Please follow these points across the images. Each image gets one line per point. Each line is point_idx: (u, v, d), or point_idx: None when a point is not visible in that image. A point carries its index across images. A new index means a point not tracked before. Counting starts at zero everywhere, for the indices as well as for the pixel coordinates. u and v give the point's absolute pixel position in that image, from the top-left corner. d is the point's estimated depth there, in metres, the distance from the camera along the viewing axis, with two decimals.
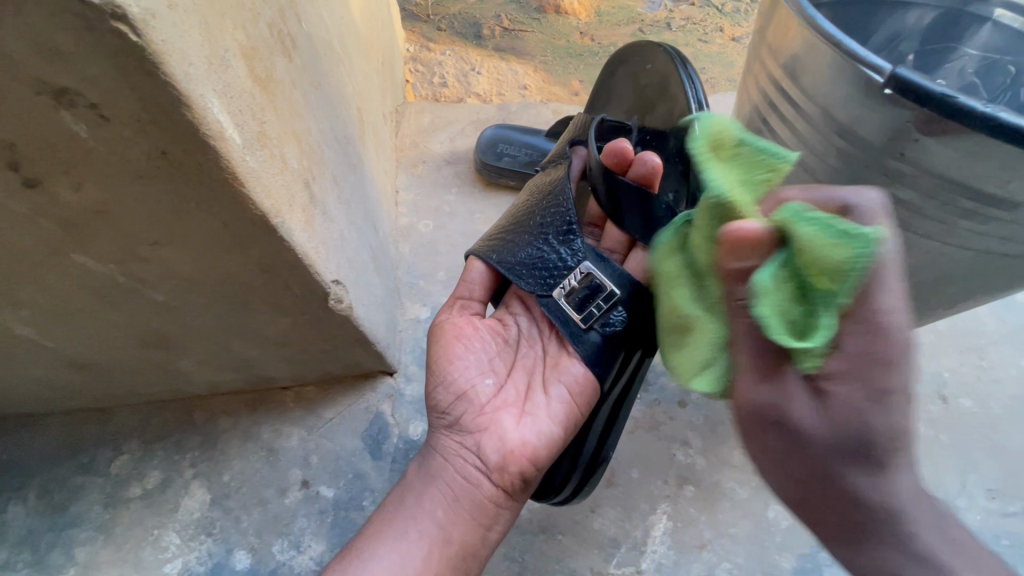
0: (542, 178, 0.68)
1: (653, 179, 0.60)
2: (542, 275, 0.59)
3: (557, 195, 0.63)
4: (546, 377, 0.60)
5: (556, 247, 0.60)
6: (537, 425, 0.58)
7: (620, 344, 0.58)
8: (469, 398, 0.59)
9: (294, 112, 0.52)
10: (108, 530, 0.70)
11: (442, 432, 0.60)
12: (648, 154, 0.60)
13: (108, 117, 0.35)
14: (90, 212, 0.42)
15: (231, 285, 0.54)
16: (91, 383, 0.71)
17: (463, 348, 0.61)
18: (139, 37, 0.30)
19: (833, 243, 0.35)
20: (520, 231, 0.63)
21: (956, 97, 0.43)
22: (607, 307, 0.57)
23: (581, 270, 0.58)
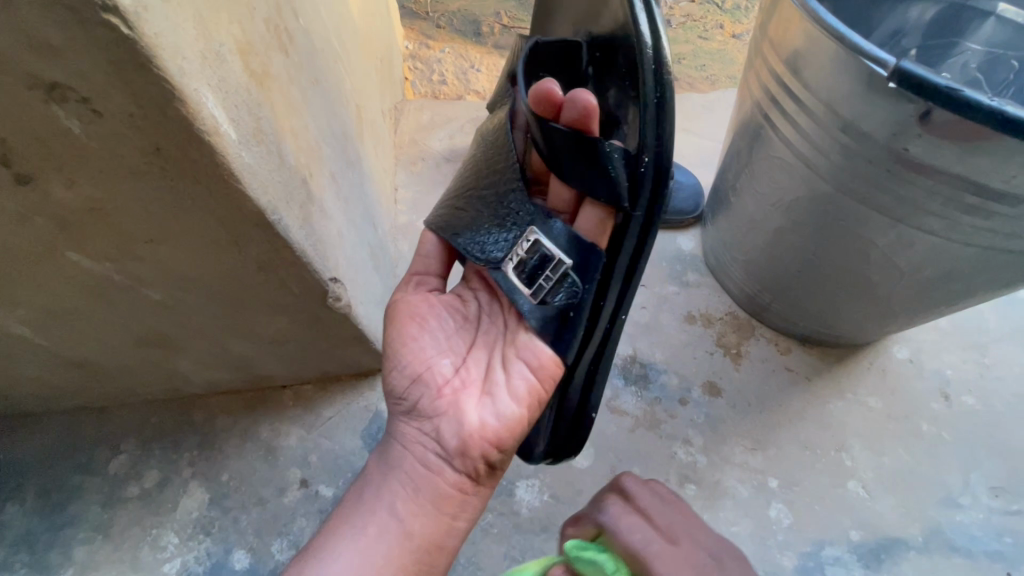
0: (492, 132, 0.57)
1: (589, 121, 0.43)
2: (487, 247, 0.48)
3: (500, 155, 0.52)
4: (502, 353, 0.52)
5: (500, 212, 0.49)
6: (497, 407, 0.51)
7: (574, 322, 0.45)
8: (425, 382, 0.53)
9: (291, 109, 0.52)
10: (106, 530, 0.70)
11: (400, 420, 0.54)
12: (580, 91, 0.44)
13: (100, 113, 0.34)
14: (85, 209, 0.42)
15: (228, 283, 0.53)
16: (87, 382, 0.70)
17: (419, 325, 0.55)
18: (131, 30, 0.30)
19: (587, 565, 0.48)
20: (468, 197, 0.53)
21: (961, 91, 0.42)
22: (557, 279, 0.45)
23: (528, 237, 0.46)
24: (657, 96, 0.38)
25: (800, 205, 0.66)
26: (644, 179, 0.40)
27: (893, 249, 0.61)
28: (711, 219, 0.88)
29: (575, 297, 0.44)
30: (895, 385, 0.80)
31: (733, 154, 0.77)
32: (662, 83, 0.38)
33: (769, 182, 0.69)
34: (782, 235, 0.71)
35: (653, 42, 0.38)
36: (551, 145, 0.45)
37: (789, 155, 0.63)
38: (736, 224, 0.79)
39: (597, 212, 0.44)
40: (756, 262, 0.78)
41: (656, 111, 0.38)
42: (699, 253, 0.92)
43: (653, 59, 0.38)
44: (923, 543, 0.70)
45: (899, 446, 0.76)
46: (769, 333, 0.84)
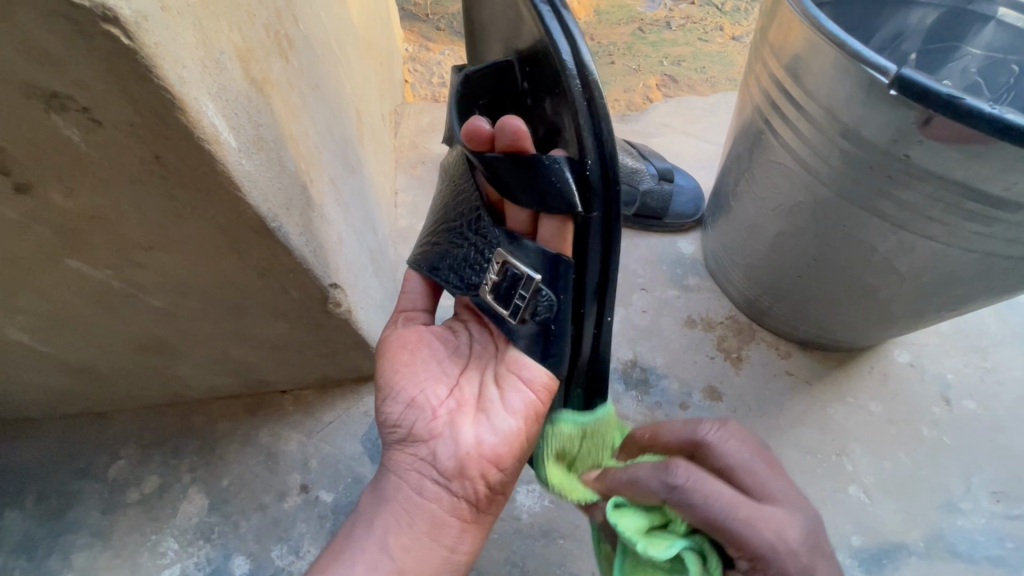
0: (450, 161, 0.57)
1: (523, 140, 0.42)
2: (463, 275, 0.49)
3: (460, 184, 0.52)
4: (493, 370, 0.53)
5: (470, 238, 0.49)
6: (493, 425, 0.51)
7: (557, 333, 0.46)
8: (420, 405, 0.53)
9: (291, 114, 0.52)
10: (106, 536, 0.70)
11: (394, 448, 0.53)
12: (509, 117, 0.43)
13: (99, 121, 0.34)
14: (84, 217, 0.41)
15: (227, 289, 0.53)
16: (87, 387, 0.70)
17: (412, 351, 0.55)
18: (131, 40, 0.30)
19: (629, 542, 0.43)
20: (437, 229, 0.53)
21: (963, 98, 0.42)
22: (530, 296, 0.45)
23: (496, 260, 0.46)
24: (586, 99, 0.39)
25: (800, 210, 0.65)
26: (591, 181, 0.41)
27: (893, 255, 0.61)
28: (712, 223, 0.88)
29: (553, 309, 0.45)
30: (896, 389, 0.80)
31: (734, 158, 0.77)
32: (590, 86, 0.39)
33: (768, 187, 0.69)
34: (782, 240, 0.71)
35: (568, 49, 0.39)
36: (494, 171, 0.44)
37: (789, 160, 0.63)
38: (735, 228, 0.79)
39: (553, 222, 0.44)
40: (757, 267, 0.78)
41: (590, 111, 0.40)
42: (700, 257, 0.92)
43: (573, 64, 0.39)
44: (925, 548, 0.70)
45: (900, 450, 0.76)
46: (769, 337, 0.84)
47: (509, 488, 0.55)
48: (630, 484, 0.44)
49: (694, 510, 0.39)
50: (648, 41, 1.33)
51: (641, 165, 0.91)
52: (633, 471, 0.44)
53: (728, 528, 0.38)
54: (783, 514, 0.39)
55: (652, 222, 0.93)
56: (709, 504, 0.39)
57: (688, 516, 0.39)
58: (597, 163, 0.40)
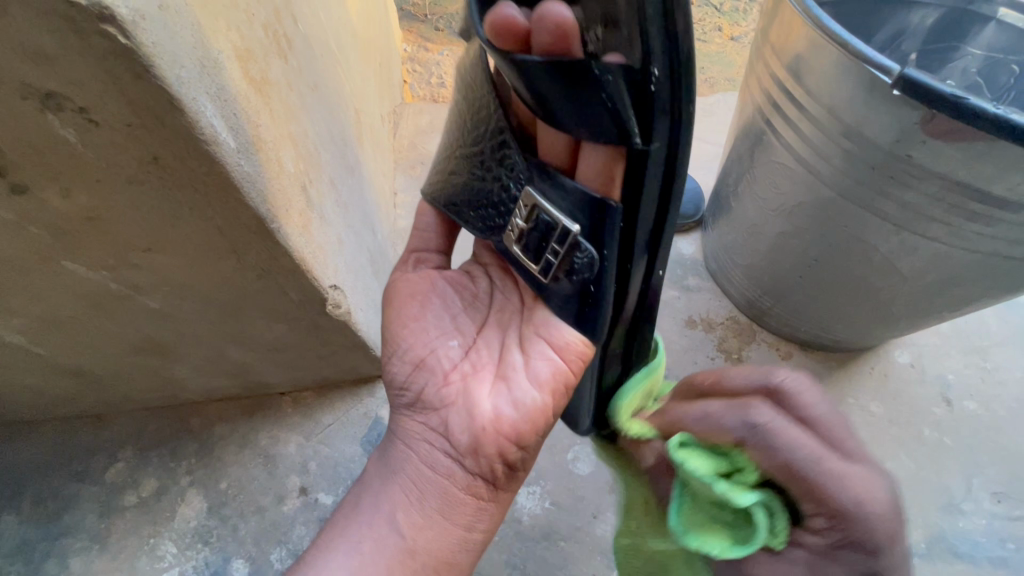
0: (473, 67, 0.50)
1: (568, 38, 0.35)
2: (490, 216, 0.48)
3: (484, 106, 0.48)
4: (518, 332, 0.50)
5: (495, 174, 0.47)
6: (511, 395, 0.49)
7: (596, 297, 0.42)
8: (430, 367, 0.52)
9: (290, 115, 0.51)
10: (103, 540, 0.69)
11: (404, 413, 0.53)
12: (551, 7, 0.35)
13: (96, 122, 0.34)
14: (81, 218, 0.41)
15: (226, 290, 0.53)
16: (83, 390, 0.69)
17: (426, 303, 0.54)
18: (129, 39, 0.29)
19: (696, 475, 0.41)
20: (460, 160, 0.52)
21: (966, 98, 0.42)
22: (565, 250, 0.42)
23: (525, 202, 0.43)
24: None
25: (801, 210, 0.65)
26: (655, 100, 0.34)
27: (895, 255, 0.60)
28: (712, 223, 0.88)
29: (592, 267, 0.40)
30: (896, 389, 0.80)
31: (734, 158, 0.76)
32: None
33: (769, 187, 0.68)
34: (784, 240, 0.70)
35: None
36: (530, 85, 0.38)
37: (790, 160, 0.63)
38: (737, 228, 0.79)
39: (599, 155, 0.38)
40: (758, 267, 0.77)
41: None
42: (700, 257, 0.92)
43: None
44: (925, 549, 0.70)
45: (901, 451, 0.75)
46: (770, 338, 0.84)
47: (529, 462, 0.53)
48: (700, 419, 0.42)
49: (773, 453, 0.38)
50: None
51: None
52: (704, 406, 0.43)
53: (810, 474, 0.37)
54: (865, 471, 0.38)
55: None
56: (791, 449, 0.37)
57: (764, 458, 0.38)
58: (665, 71, 0.34)
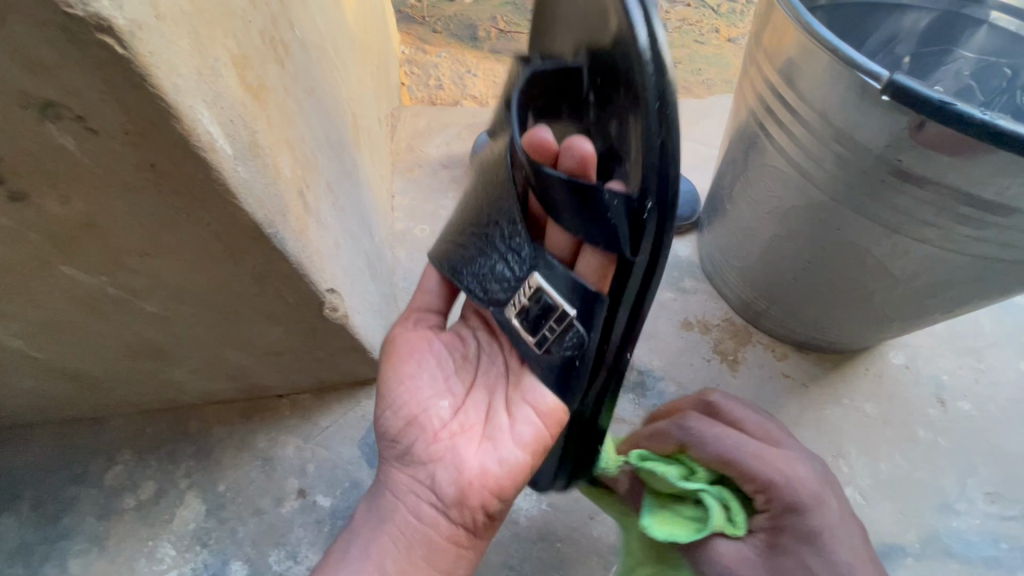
0: (495, 155, 0.54)
1: (588, 166, 0.42)
2: (490, 288, 0.49)
3: (498, 188, 0.50)
4: (507, 396, 0.52)
5: (499, 249, 0.48)
6: (498, 453, 0.51)
7: (580, 372, 0.45)
8: (421, 425, 0.53)
9: (287, 120, 0.52)
10: (102, 542, 0.70)
11: (393, 465, 0.54)
12: (578, 139, 0.42)
13: (94, 130, 0.34)
14: (79, 224, 0.41)
15: (223, 295, 0.53)
16: (82, 393, 0.70)
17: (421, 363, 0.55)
18: (126, 49, 0.30)
19: (658, 471, 0.51)
20: (464, 230, 0.53)
21: (954, 104, 0.43)
22: (561, 330, 0.44)
23: (530, 283, 0.46)
24: (660, 130, 0.34)
25: (795, 213, 0.66)
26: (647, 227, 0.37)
27: (888, 258, 0.61)
28: (708, 225, 0.88)
29: (580, 347, 0.44)
30: (891, 390, 0.81)
31: (729, 161, 0.77)
32: (664, 117, 0.34)
33: (764, 191, 0.69)
34: (778, 242, 0.71)
35: (651, 65, 0.33)
36: (545, 186, 0.42)
37: (784, 163, 0.64)
38: (732, 231, 0.79)
39: (597, 259, 0.43)
40: (753, 269, 0.78)
41: (660, 147, 0.34)
42: (696, 259, 0.92)
43: (653, 76, 0.33)
44: (920, 549, 0.70)
45: (895, 452, 0.76)
46: (765, 339, 0.84)
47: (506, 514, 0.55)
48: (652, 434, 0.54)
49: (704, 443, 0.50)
50: None
51: None
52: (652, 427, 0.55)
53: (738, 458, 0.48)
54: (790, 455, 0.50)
55: None
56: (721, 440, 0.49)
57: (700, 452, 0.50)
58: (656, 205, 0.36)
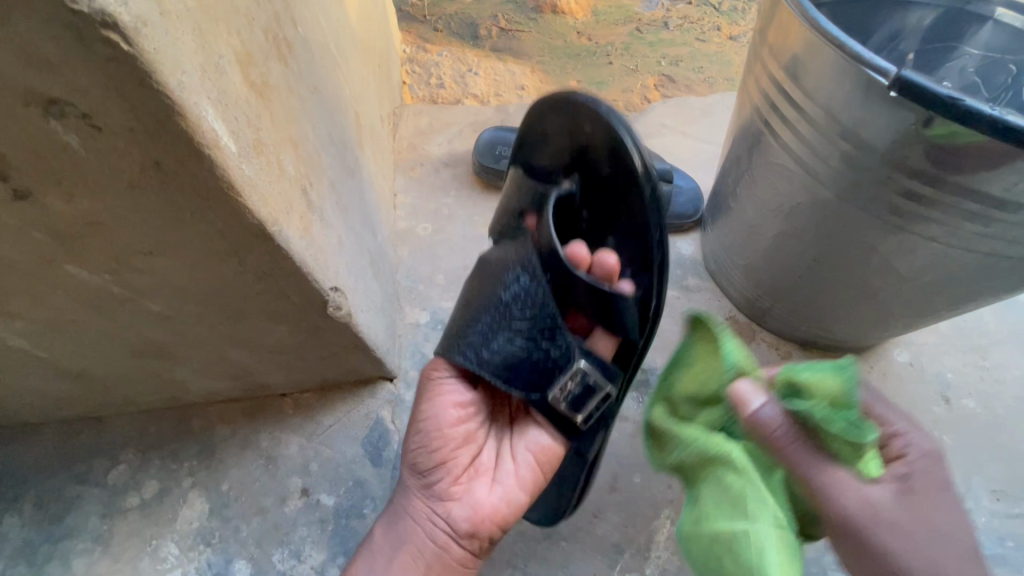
0: (496, 255, 0.60)
1: (611, 276, 0.58)
2: (532, 376, 0.56)
3: (528, 295, 0.56)
4: (512, 446, 0.62)
5: (541, 345, 0.55)
6: (507, 493, 0.61)
7: (604, 422, 0.60)
8: (446, 467, 0.60)
9: (290, 118, 0.51)
10: (106, 541, 0.70)
11: (414, 494, 0.60)
12: (605, 255, 0.58)
13: (99, 128, 0.34)
14: (84, 223, 0.41)
15: (227, 293, 0.53)
16: (85, 392, 0.70)
17: (451, 424, 0.59)
18: (130, 46, 0.30)
19: (831, 379, 0.47)
20: (489, 326, 0.56)
21: (962, 100, 0.42)
22: (602, 401, 0.58)
23: (573, 371, 0.56)
24: (657, 255, 0.58)
25: (799, 210, 0.66)
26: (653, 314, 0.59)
27: (893, 255, 0.61)
28: (711, 223, 0.88)
29: (610, 408, 0.59)
30: (896, 388, 0.80)
31: (733, 158, 0.76)
32: (661, 250, 0.58)
33: (768, 188, 0.69)
34: (782, 240, 0.71)
35: (650, 189, 0.56)
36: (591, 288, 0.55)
37: (789, 160, 0.63)
38: (735, 228, 0.79)
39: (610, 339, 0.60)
40: (757, 267, 0.78)
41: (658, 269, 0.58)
42: (699, 257, 0.92)
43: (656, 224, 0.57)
44: None
45: None
46: (769, 337, 0.84)
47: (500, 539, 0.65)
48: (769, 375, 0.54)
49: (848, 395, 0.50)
50: (646, 41, 1.34)
51: None
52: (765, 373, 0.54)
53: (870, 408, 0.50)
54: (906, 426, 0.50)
55: None
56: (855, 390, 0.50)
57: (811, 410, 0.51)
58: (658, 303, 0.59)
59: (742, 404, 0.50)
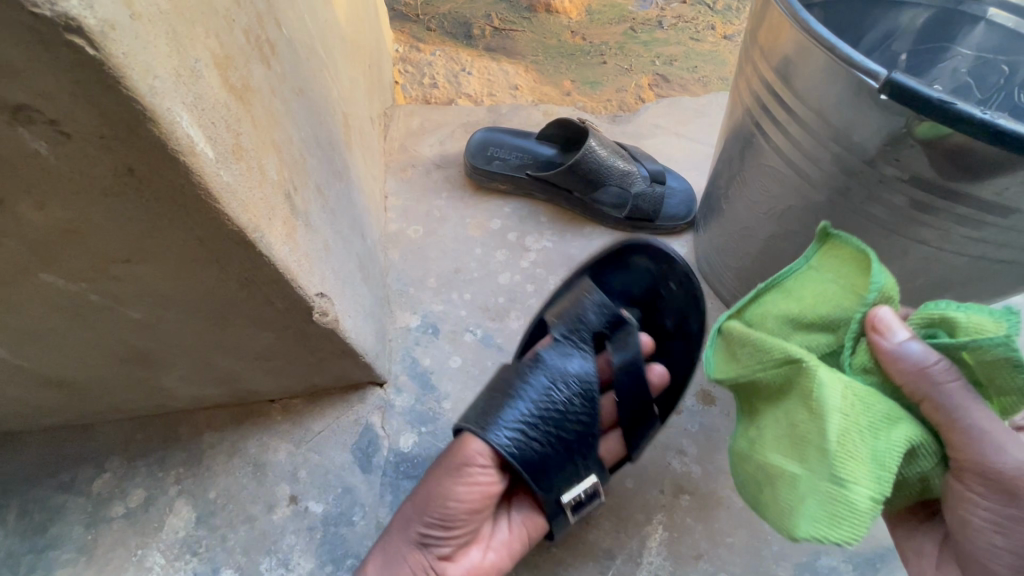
0: (559, 355, 0.61)
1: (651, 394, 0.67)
2: (551, 480, 0.58)
3: (580, 407, 0.59)
4: (508, 514, 0.64)
5: (574, 457, 0.59)
6: (499, 561, 0.62)
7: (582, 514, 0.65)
8: (455, 534, 0.60)
9: (273, 121, 0.50)
10: (90, 551, 0.68)
11: (415, 547, 0.60)
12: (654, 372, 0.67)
13: (68, 134, 0.33)
14: (58, 231, 0.40)
15: (211, 301, 0.52)
16: (69, 400, 0.69)
17: (468, 504, 0.58)
18: (97, 51, 0.29)
19: (993, 320, 0.41)
20: (539, 429, 0.57)
21: (954, 103, 0.42)
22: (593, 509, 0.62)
23: (589, 482, 0.59)
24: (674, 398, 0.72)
25: (792, 213, 0.65)
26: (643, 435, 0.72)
27: (886, 259, 0.60)
28: (703, 225, 0.88)
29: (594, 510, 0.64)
30: None
31: (725, 160, 0.76)
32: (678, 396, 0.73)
33: (760, 190, 0.68)
34: (774, 242, 0.70)
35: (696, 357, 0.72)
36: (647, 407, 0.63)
37: (781, 163, 0.63)
38: (727, 230, 0.78)
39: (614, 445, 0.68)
40: (749, 270, 0.77)
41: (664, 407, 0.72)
42: (691, 259, 0.92)
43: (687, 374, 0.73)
44: None
45: None
46: None
47: None
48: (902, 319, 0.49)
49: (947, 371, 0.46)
50: (640, 40, 1.33)
51: (633, 167, 0.91)
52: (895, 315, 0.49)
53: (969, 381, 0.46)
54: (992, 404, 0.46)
55: (642, 225, 0.92)
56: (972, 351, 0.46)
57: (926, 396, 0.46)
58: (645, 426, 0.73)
59: (883, 333, 0.43)
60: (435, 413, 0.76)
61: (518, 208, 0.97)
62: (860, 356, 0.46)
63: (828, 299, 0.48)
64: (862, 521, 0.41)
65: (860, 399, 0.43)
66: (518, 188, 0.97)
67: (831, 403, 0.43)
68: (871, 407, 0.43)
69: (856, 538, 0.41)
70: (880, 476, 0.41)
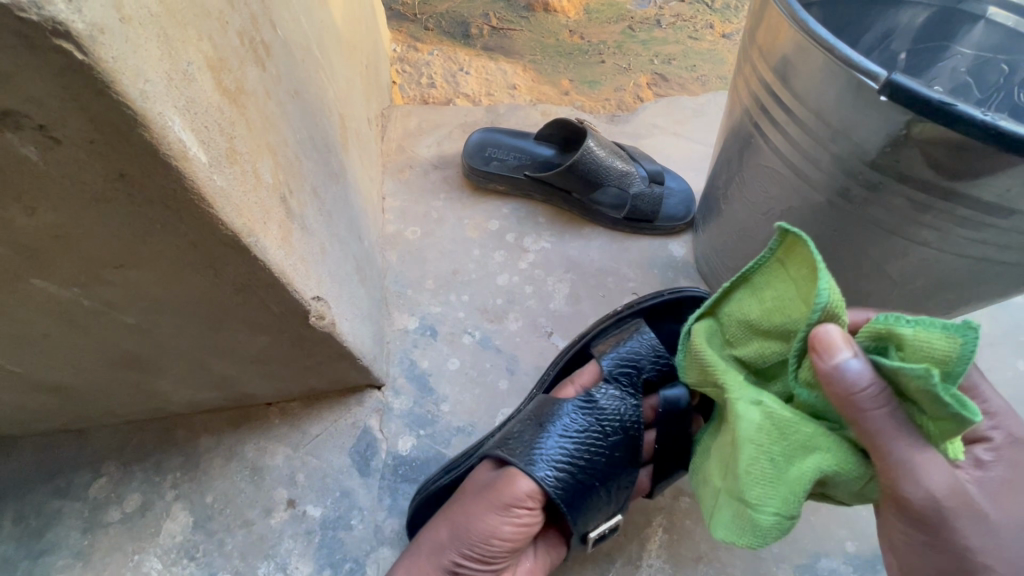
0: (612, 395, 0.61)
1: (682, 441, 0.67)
2: (586, 518, 0.58)
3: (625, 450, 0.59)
4: (534, 545, 0.63)
5: (612, 497, 0.59)
6: None
7: None
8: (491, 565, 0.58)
9: (267, 123, 0.50)
10: (87, 556, 0.68)
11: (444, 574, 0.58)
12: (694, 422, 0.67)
13: (58, 139, 0.33)
14: (49, 237, 0.40)
15: (205, 305, 0.51)
16: (64, 405, 0.68)
17: (512, 545, 0.56)
18: (85, 55, 0.28)
19: (943, 338, 0.39)
20: (586, 469, 0.57)
21: (954, 104, 0.41)
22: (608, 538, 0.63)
23: (613, 521, 0.61)
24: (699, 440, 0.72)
25: (791, 214, 0.65)
26: None
27: (886, 260, 0.60)
28: (702, 225, 0.87)
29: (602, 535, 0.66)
30: None
31: (724, 160, 0.75)
32: None
33: (759, 191, 0.68)
34: None
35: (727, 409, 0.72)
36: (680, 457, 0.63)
37: (780, 164, 0.62)
38: (726, 231, 0.78)
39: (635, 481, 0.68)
40: None
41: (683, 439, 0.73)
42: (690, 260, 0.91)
43: None
44: None
45: None
46: None
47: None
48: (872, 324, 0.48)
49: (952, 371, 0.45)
50: (638, 39, 1.32)
51: (631, 167, 0.91)
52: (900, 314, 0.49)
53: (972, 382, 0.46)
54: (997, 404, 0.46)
55: (641, 225, 0.92)
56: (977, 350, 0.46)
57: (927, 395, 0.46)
58: None
59: (825, 354, 0.41)
60: (433, 416, 0.76)
61: (516, 209, 0.97)
62: (805, 371, 0.46)
63: (786, 304, 0.48)
64: (762, 535, 0.49)
65: (776, 430, 0.47)
66: (516, 189, 0.97)
67: (749, 432, 0.49)
68: (785, 439, 0.47)
69: (756, 546, 0.50)
70: (784, 500, 0.47)
